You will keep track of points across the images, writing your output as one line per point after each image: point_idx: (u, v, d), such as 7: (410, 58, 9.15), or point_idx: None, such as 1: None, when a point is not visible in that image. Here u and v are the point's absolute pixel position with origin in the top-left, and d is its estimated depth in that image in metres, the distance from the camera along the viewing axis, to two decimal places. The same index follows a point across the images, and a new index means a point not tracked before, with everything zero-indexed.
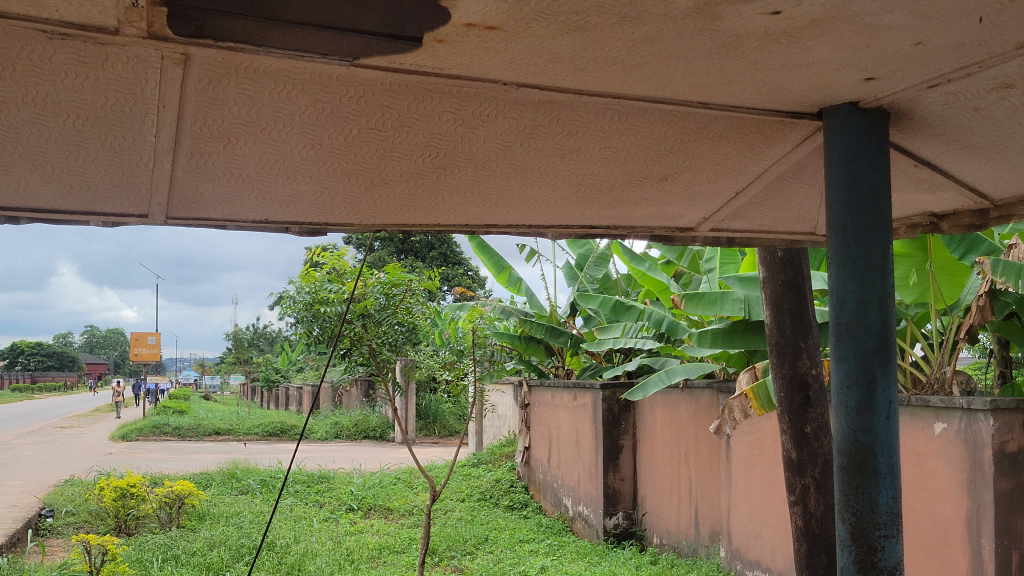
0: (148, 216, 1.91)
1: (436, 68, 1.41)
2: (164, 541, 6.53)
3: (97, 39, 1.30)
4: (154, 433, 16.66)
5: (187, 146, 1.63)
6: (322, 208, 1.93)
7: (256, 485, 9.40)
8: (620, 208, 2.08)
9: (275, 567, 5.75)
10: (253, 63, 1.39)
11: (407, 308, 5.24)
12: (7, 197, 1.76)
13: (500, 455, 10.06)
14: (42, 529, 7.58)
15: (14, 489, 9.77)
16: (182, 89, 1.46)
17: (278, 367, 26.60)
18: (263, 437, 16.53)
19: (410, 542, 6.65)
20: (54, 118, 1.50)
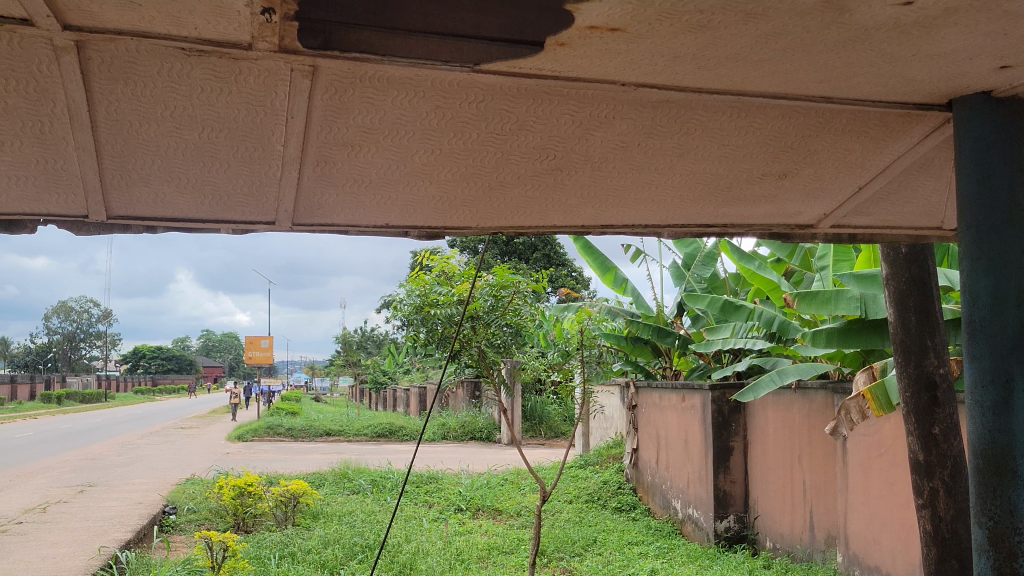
0: (275, 223, 1.97)
1: (555, 71, 1.43)
2: (281, 539, 6.73)
3: (231, 55, 1.37)
4: (270, 434, 17.20)
5: (313, 155, 1.68)
6: (439, 212, 1.96)
7: (367, 485, 9.59)
8: (738, 206, 2.05)
9: (388, 566, 5.85)
10: (377, 72, 1.42)
11: (516, 309, 5.27)
12: (144, 207, 1.84)
13: (606, 457, 10.03)
14: (167, 525, 7.90)
15: (140, 487, 10.21)
16: (309, 99, 1.50)
17: (385, 370, 27.10)
18: (372, 439, 16.85)
19: (518, 543, 6.68)
20: (190, 131, 1.57)
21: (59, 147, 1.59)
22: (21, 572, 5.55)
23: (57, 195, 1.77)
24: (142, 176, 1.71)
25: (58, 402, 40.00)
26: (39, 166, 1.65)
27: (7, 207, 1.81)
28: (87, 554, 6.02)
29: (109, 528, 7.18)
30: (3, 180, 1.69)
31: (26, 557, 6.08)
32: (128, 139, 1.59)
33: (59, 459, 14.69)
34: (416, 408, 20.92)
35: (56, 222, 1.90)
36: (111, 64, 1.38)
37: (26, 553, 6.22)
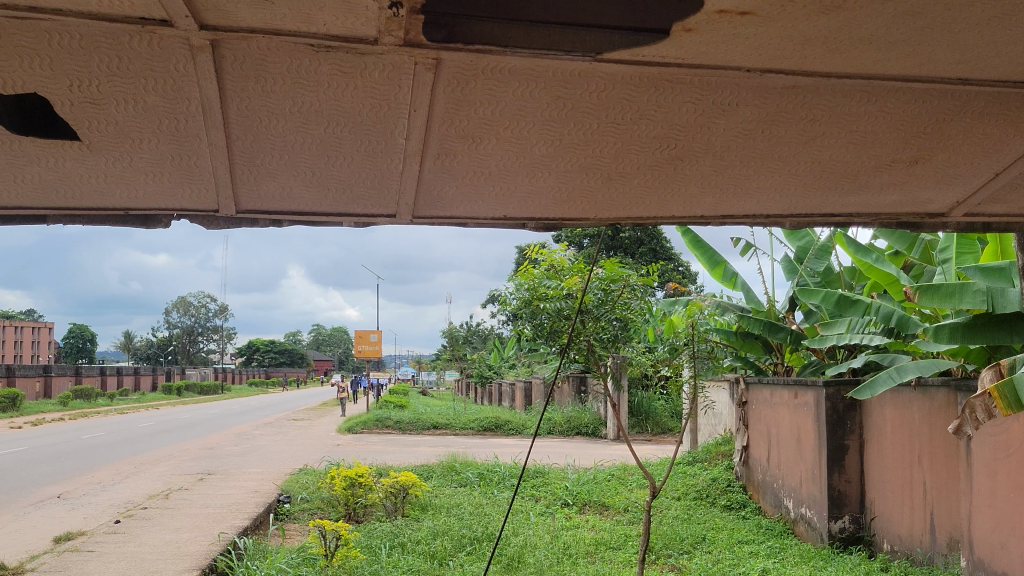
0: (395, 216, 1.99)
1: (679, 58, 1.41)
2: (392, 529, 6.86)
3: (358, 50, 1.39)
4: (379, 427, 17.60)
5: (434, 147, 1.69)
6: (557, 203, 1.95)
7: (474, 478, 9.68)
8: (865, 194, 1.99)
9: (496, 558, 5.89)
10: (499, 63, 1.43)
11: (626, 304, 5.24)
12: (270, 201, 1.88)
13: (715, 454, 9.87)
14: (282, 514, 8.14)
15: (255, 476, 10.54)
16: (432, 93, 1.52)
17: (491, 364, 27.30)
18: (478, 432, 16.96)
19: (626, 539, 6.65)
20: (316, 126, 1.61)
21: (193, 144, 1.65)
22: (148, 555, 5.79)
23: (190, 190, 1.83)
24: (270, 171, 1.76)
25: (177, 394, 41.58)
26: (174, 162, 1.71)
27: (142, 203, 1.88)
28: (208, 539, 6.25)
29: (227, 516, 7.43)
30: (139, 177, 1.76)
31: (152, 541, 6.35)
32: (257, 134, 1.63)
33: (180, 448, 15.30)
34: (521, 403, 21.01)
35: (188, 217, 1.97)
36: (243, 61, 1.43)
37: (151, 537, 6.50)
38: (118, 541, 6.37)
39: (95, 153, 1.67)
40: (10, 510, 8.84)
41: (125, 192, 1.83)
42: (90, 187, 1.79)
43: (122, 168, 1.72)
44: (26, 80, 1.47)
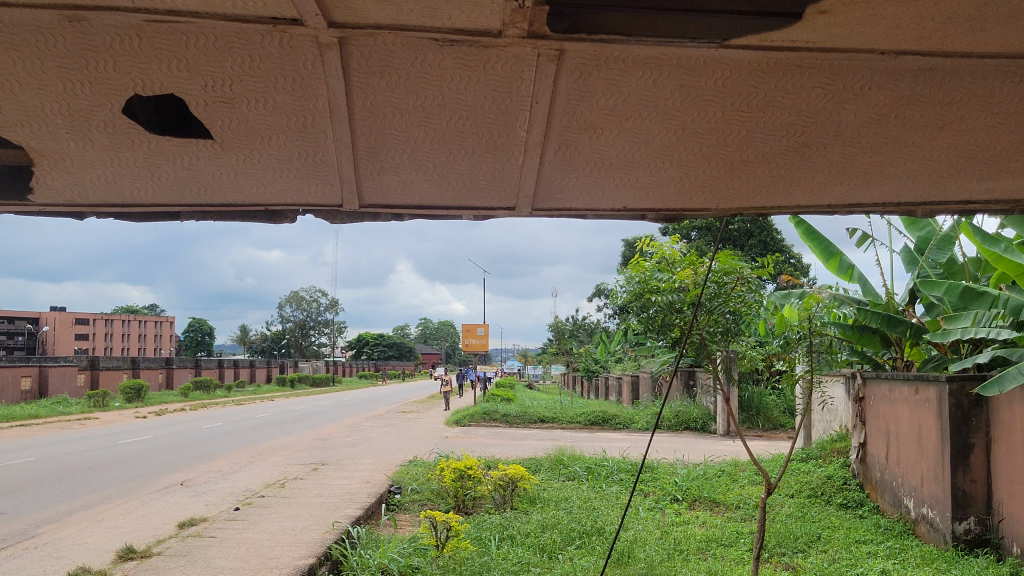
0: (515, 209, 1.98)
1: (810, 42, 1.37)
2: (501, 521, 6.90)
3: (482, 43, 1.40)
4: (486, 420, 17.77)
5: (556, 139, 1.69)
6: (679, 194, 1.92)
7: (582, 472, 9.66)
8: (1006, 180, 1.90)
9: (606, 553, 5.87)
10: (624, 53, 1.42)
11: (740, 296, 5.14)
12: (393, 195, 1.91)
13: (830, 451, 9.61)
14: (393, 504, 8.27)
15: (367, 467, 10.75)
16: (555, 84, 1.51)
17: (598, 358, 27.20)
18: (585, 426, 16.89)
19: (738, 536, 6.53)
20: (438, 120, 1.62)
21: (320, 141, 1.69)
22: (266, 542, 5.97)
23: (315, 185, 1.86)
24: (393, 165, 1.78)
25: (290, 387, 42.72)
26: (300, 158, 1.74)
27: (268, 199, 1.93)
28: (323, 528, 6.40)
29: (341, 505, 7.60)
30: (268, 173, 1.80)
31: (270, 528, 6.54)
32: (381, 129, 1.66)
33: (294, 438, 15.72)
34: (627, 397, 20.85)
35: (313, 212, 2.01)
36: (369, 58, 1.46)
37: (269, 525, 6.69)
38: (237, 528, 6.59)
39: (226, 151, 1.72)
40: (137, 496, 9.24)
41: (253, 187, 1.87)
42: (220, 183, 1.84)
43: (252, 164, 1.77)
44: (164, 81, 1.53)
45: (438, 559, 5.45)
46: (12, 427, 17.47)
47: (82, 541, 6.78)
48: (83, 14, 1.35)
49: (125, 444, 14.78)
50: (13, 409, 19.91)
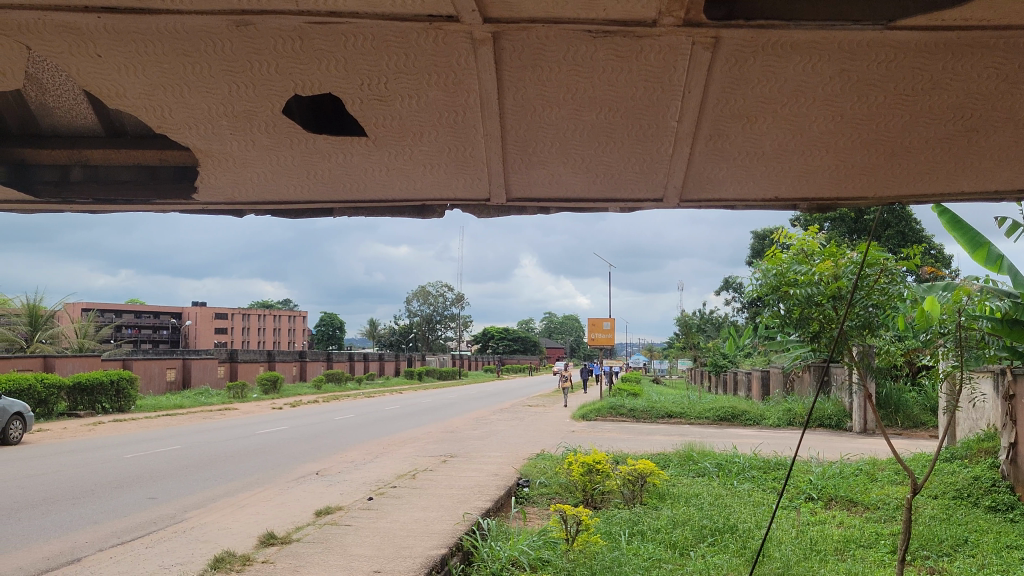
0: (663, 201, 1.95)
1: (983, 20, 1.33)
2: (631, 516, 6.86)
3: (637, 33, 1.39)
4: (613, 415, 17.74)
5: (707, 129, 1.66)
6: (833, 182, 1.86)
7: (713, 469, 9.51)
8: None
9: (740, 551, 5.75)
10: (782, 39, 1.39)
11: (884, 289, 4.96)
12: (540, 188, 1.90)
13: (977, 451, 9.16)
14: (522, 497, 8.31)
15: (496, 459, 10.85)
16: (709, 71, 1.49)
17: (726, 354, 26.68)
18: (715, 422, 16.60)
19: (878, 537, 6.31)
20: (589, 112, 1.61)
21: (470, 135, 1.71)
22: (399, 531, 6.11)
23: (464, 180, 1.88)
24: (541, 158, 1.78)
25: (418, 380, 43.54)
26: (450, 153, 1.76)
27: (417, 193, 1.95)
28: (454, 519, 6.50)
29: (471, 497, 7.70)
30: (418, 168, 1.83)
31: (403, 518, 6.68)
32: (531, 123, 1.66)
33: (423, 430, 16.02)
34: (757, 392, 20.39)
35: (460, 207, 2.03)
36: (523, 53, 1.47)
37: (402, 515, 6.84)
38: (372, 517, 6.76)
39: (379, 148, 1.76)
40: (276, 484, 9.59)
41: (403, 183, 1.90)
42: (372, 179, 1.88)
43: (404, 160, 1.80)
44: (323, 81, 1.57)
45: (568, 553, 5.46)
46: (160, 416, 18.40)
47: (226, 526, 7.09)
48: (249, 19, 1.40)
49: (264, 433, 15.36)
50: (160, 400, 20.97)
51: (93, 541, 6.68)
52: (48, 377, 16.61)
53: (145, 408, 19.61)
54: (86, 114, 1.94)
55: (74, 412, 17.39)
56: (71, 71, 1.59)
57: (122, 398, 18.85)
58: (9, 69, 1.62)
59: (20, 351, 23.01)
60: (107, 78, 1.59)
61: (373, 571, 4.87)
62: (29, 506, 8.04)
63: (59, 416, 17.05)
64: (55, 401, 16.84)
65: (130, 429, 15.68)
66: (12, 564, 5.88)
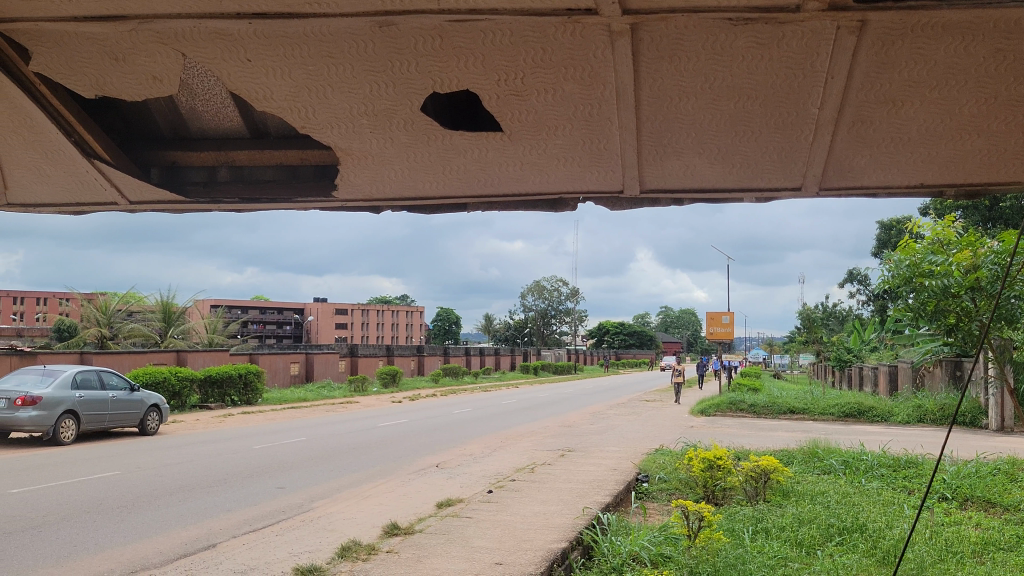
0: (800, 191, 1.90)
1: None
2: (754, 514, 6.73)
3: (778, 20, 1.37)
4: (733, 410, 17.52)
5: (850, 116, 1.62)
6: (984, 167, 1.78)
7: (839, 467, 9.24)
8: None
9: (870, 551, 5.55)
10: (932, 19, 1.35)
11: None
12: (674, 179, 1.89)
13: None
14: (641, 492, 8.24)
15: (614, 454, 10.80)
16: (854, 56, 1.46)
17: (852, 348, 25.83)
18: (839, 419, 16.09)
19: (1018, 540, 6.02)
20: (727, 101, 1.59)
21: (604, 128, 1.70)
22: (520, 524, 6.15)
23: (598, 172, 1.87)
24: (676, 149, 1.76)
25: (533, 374, 43.73)
26: (584, 146, 1.77)
27: (552, 187, 1.96)
28: (573, 514, 6.50)
29: (590, 491, 7.69)
30: (553, 162, 1.84)
31: (523, 511, 6.73)
32: (667, 113, 1.65)
33: (540, 424, 16.08)
34: (884, 387, 19.69)
35: (593, 200, 2.02)
36: (661, 43, 1.46)
37: (522, 508, 6.90)
38: (493, 510, 6.84)
39: (514, 142, 1.77)
40: (398, 476, 9.79)
41: (538, 177, 1.91)
42: (507, 173, 1.90)
43: (538, 154, 1.81)
44: (461, 79, 1.60)
45: (691, 549, 5.37)
46: (286, 409, 19.04)
47: (352, 516, 7.29)
48: (392, 19, 1.44)
49: (384, 426, 15.71)
50: (286, 393, 21.68)
51: (226, 528, 6.97)
52: (181, 371, 17.37)
53: (271, 400, 20.31)
54: (232, 116, 2.04)
55: (205, 404, 18.14)
56: (224, 76, 1.66)
57: (249, 391, 19.56)
58: (164, 75, 1.70)
59: (155, 346, 24.14)
60: (256, 81, 1.66)
61: (495, 563, 4.93)
62: (166, 493, 8.44)
63: (192, 408, 17.82)
64: (188, 393, 17.60)
65: (257, 420, 16.26)
66: (154, 549, 6.19)
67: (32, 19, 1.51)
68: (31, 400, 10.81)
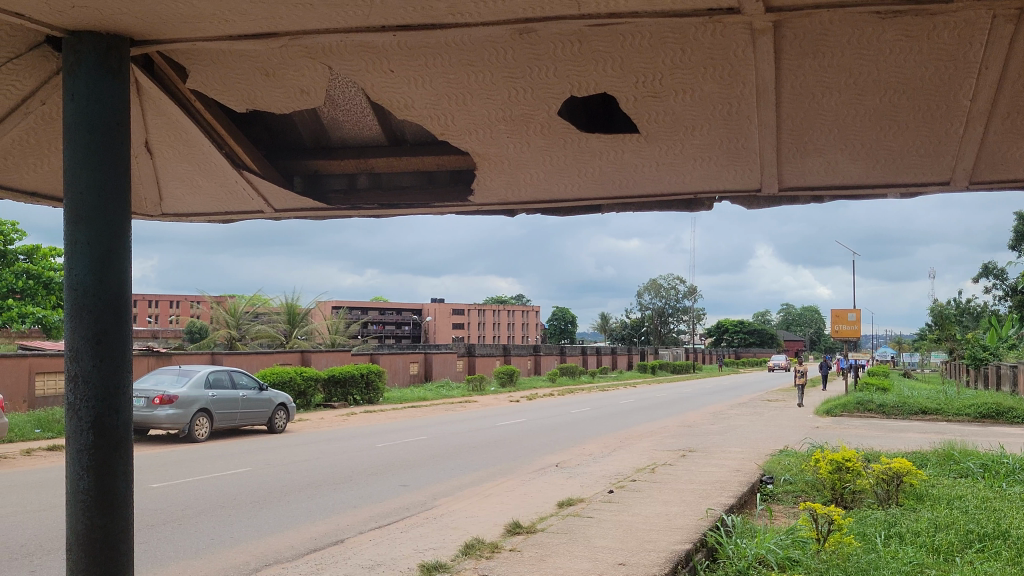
0: (949, 183, 1.84)
1: None
2: (887, 518, 6.51)
3: (929, 11, 1.33)
4: (860, 410, 16.97)
5: (1005, 106, 1.56)
6: None
7: (977, 470, 8.85)
8: None
9: (1013, 558, 5.30)
10: None
11: None
12: (815, 176, 1.86)
13: None
14: (766, 494, 8.06)
15: (736, 455, 10.61)
16: (1011, 45, 1.40)
17: (987, 345, 24.67)
18: (976, 420, 15.40)
19: None
20: (872, 96, 1.56)
21: (743, 126, 1.69)
22: (642, 524, 6.12)
23: (736, 171, 1.86)
24: (818, 146, 1.74)
25: (651, 374, 43.36)
26: (722, 145, 1.76)
27: (689, 186, 1.96)
28: (697, 514, 6.42)
29: (714, 492, 7.59)
30: (689, 162, 1.83)
31: (645, 512, 6.69)
32: (808, 110, 1.63)
33: (660, 424, 15.94)
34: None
35: (730, 199, 2.01)
36: (804, 40, 1.44)
37: (644, 508, 6.85)
38: (614, 510, 6.83)
39: (651, 143, 1.78)
40: (518, 475, 9.86)
41: (674, 177, 1.91)
42: (644, 175, 1.91)
43: (675, 154, 1.81)
44: (600, 82, 1.61)
45: (821, 554, 5.24)
46: (407, 407, 19.41)
47: (474, 514, 7.39)
48: (532, 26, 1.45)
49: (503, 425, 15.84)
50: (407, 393, 22.12)
51: (353, 523, 7.16)
52: (305, 371, 17.91)
53: (392, 399, 20.74)
54: (372, 126, 2.09)
55: (329, 402, 18.66)
56: (367, 87, 1.72)
57: (371, 390, 20.02)
58: (311, 87, 1.77)
59: (280, 346, 24.97)
60: (398, 91, 1.71)
61: (619, 563, 4.92)
62: (296, 489, 8.72)
63: (316, 406, 18.34)
64: (313, 392, 18.13)
65: (380, 419, 16.63)
66: (286, 543, 6.41)
67: (190, 39, 1.58)
68: (168, 399, 11.34)
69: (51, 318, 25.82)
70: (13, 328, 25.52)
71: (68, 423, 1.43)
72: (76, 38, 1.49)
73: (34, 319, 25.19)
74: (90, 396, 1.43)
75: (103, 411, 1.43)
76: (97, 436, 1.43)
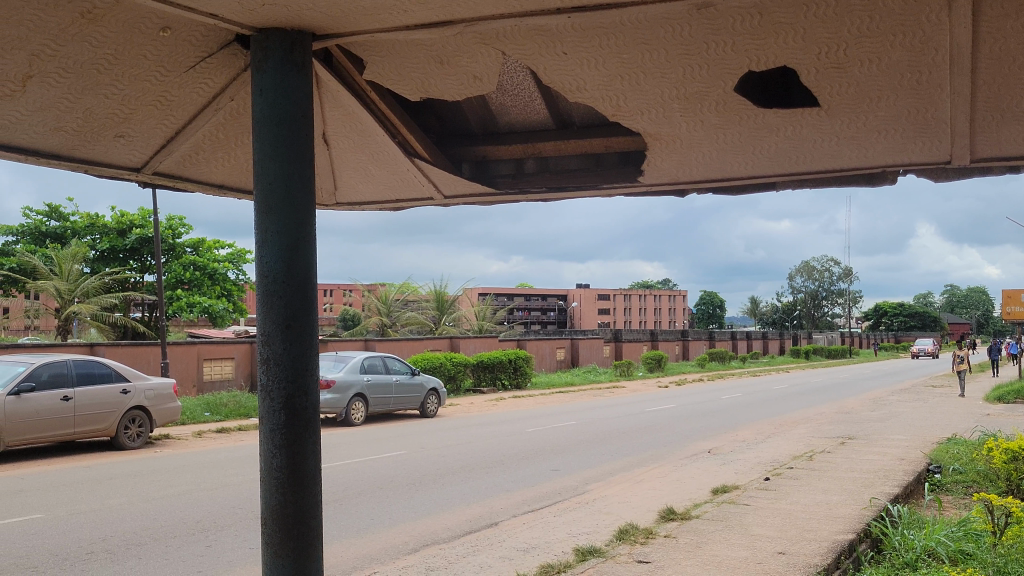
0: None
1: None
2: None
3: None
4: None
5: None
6: None
7: None
8: None
9: None
10: None
11: None
12: (1012, 144, 1.76)
13: None
14: (934, 484, 7.67)
15: (899, 443, 10.15)
16: None
17: None
18: None
19: None
20: None
21: (933, 95, 1.61)
22: (801, 513, 5.95)
23: (923, 142, 1.78)
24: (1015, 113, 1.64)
25: (805, 358, 42.02)
26: (911, 116, 1.68)
27: (871, 160, 1.90)
28: (859, 504, 6.19)
29: (877, 481, 7.30)
30: (872, 134, 1.77)
31: (804, 500, 6.49)
32: (1006, 74, 1.53)
33: (817, 411, 15.41)
34: None
35: (916, 172, 1.94)
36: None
37: (802, 497, 6.66)
38: (771, 498, 6.67)
39: (831, 117, 1.72)
40: (669, 461, 9.75)
41: (856, 150, 1.85)
42: (823, 149, 1.86)
43: (858, 126, 1.74)
44: (781, 55, 1.56)
45: (997, 547, 4.83)
46: (555, 393, 19.51)
47: (625, 500, 7.35)
48: (711, 1, 1.40)
49: (653, 411, 15.69)
50: (555, 379, 22.20)
51: (506, 507, 7.25)
52: (456, 356, 18.23)
53: (540, 385, 20.87)
54: (540, 109, 2.10)
55: (479, 388, 18.95)
56: (539, 70, 1.72)
57: (520, 376, 20.21)
58: (484, 74, 1.80)
59: (430, 333, 25.54)
60: (570, 73, 1.71)
61: (778, 552, 4.80)
62: (449, 473, 8.91)
63: (466, 391, 18.65)
64: (462, 377, 18.45)
65: (529, 405, 16.75)
66: (442, 525, 6.56)
67: (369, 31, 1.62)
68: (327, 384, 11.82)
69: (217, 308, 27.24)
70: (182, 317, 27.07)
71: (261, 404, 1.51)
72: (264, 35, 1.55)
73: (201, 308, 26.62)
74: (282, 378, 1.49)
75: (295, 393, 1.49)
76: (288, 417, 1.49)
